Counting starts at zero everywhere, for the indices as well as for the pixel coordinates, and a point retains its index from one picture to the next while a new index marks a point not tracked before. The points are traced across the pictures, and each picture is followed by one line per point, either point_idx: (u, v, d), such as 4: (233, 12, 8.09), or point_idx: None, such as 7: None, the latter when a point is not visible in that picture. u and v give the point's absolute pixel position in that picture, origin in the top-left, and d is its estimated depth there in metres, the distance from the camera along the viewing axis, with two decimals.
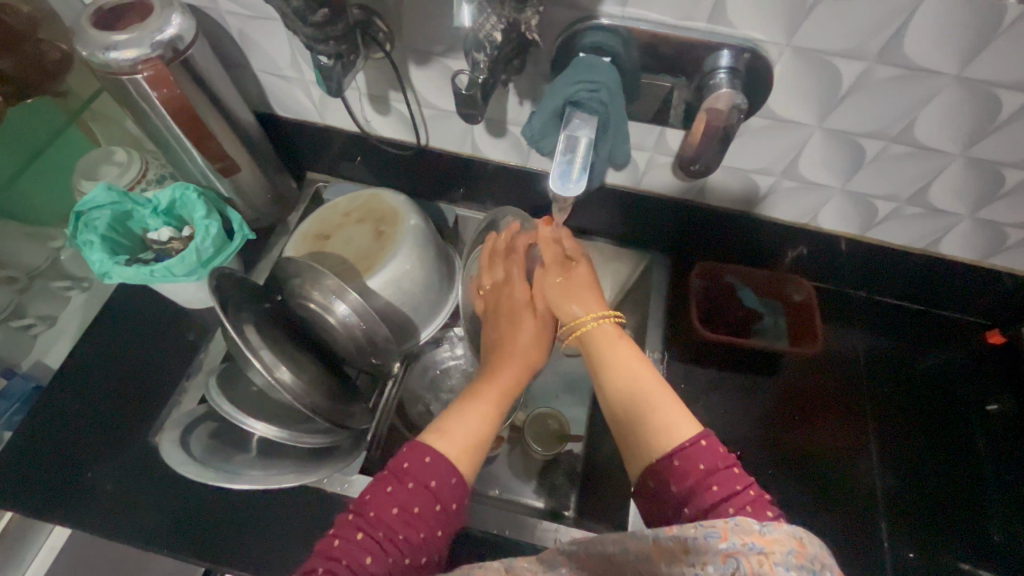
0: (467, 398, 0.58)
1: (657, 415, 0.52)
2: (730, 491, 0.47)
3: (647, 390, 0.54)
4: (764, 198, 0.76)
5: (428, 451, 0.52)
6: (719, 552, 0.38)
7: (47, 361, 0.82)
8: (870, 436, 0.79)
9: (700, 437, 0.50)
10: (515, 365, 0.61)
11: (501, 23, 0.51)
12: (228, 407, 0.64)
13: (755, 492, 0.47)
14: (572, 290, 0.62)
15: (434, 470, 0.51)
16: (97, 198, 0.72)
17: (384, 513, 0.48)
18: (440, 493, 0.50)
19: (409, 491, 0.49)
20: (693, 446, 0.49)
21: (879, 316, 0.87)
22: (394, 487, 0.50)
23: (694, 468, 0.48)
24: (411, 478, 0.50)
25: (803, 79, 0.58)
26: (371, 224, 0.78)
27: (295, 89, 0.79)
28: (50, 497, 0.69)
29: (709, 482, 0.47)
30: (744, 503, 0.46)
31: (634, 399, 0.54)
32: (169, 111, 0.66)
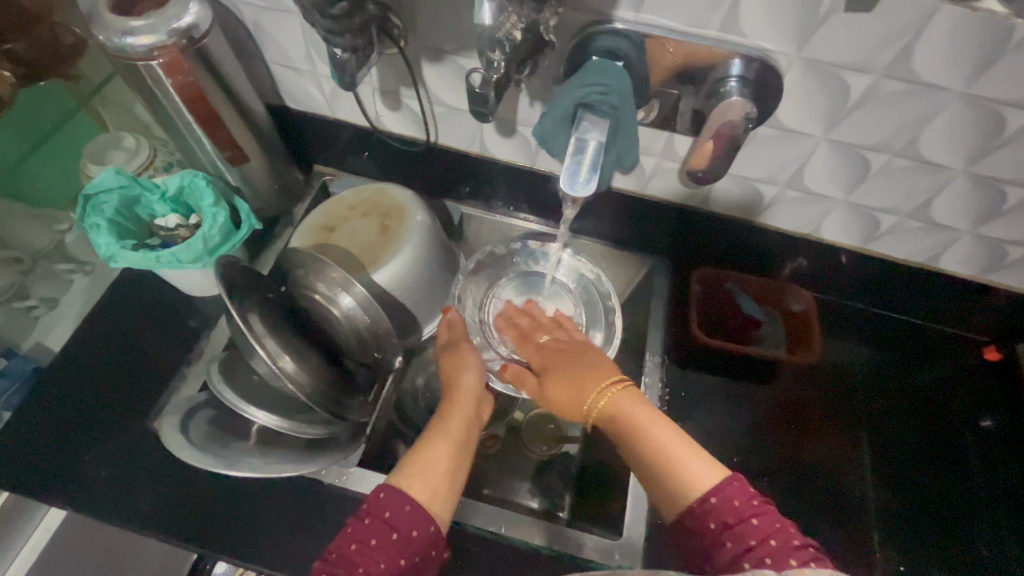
0: (428, 434, 0.61)
1: (683, 474, 0.53)
2: (745, 547, 0.47)
3: (641, 425, 0.57)
4: (768, 207, 0.76)
5: (387, 486, 0.53)
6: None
7: (47, 343, 0.82)
8: (864, 448, 0.79)
9: (710, 495, 0.50)
10: (466, 400, 0.66)
11: (520, 23, 0.51)
12: (230, 396, 0.64)
13: (777, 542, 0.46)
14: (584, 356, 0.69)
15: (389, 501, 0.51)
16: (105, 182, 0.73)
17: (345, 551, 0.48)
18: (395, 521, 0.50)
19: (364, 527, 0.50)
20: (718, 501, 0.49)
21: (877, 328, 0.88)
22: (355, 525, 0.50)
23: (710, 526, 0.49)
24: (367, 513, 0.51)
25: (810, 90, 0.59)
26: (377, 218, 0.79)
27: (307, 82, 0.79)
28: (48, 477, 0.69)
29: (723, 538, 0.48)
30: (762, 557, 0.45)
31: (653, 451, 0.55)
32: (182, 99, 0.66)
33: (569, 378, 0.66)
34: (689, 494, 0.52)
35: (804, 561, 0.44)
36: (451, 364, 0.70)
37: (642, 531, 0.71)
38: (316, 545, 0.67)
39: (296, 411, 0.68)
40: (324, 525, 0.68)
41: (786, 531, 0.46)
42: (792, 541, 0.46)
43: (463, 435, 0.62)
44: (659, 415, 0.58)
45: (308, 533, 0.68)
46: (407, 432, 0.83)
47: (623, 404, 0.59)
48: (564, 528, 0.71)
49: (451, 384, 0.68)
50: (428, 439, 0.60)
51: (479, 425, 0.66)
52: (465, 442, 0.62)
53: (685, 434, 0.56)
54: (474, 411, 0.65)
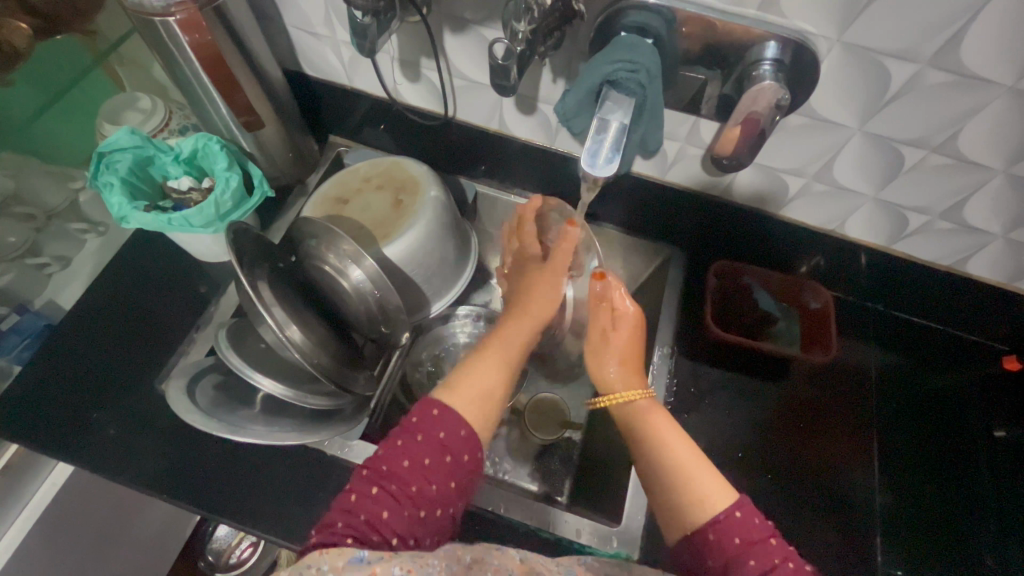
0: (475, 354, 0.61)
1: (696, 494, 0.52)
2: (768, 566, 0.47)
3: (656, 438, 0.57)
4: (791, 200, 0.74)
5: (431, 400, 0.54)
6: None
7: (59, 301, 0.82)
8: (874, 450, 0.78)
9: (734, 509, 0.50)
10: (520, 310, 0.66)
11: None
12: (236, 361, 0.64)
13: (793, 566, 0.47)
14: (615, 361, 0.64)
15: (444, 424, 0.52)
16: (119, 141, 0.72)
17: (397, 467, 0.49)
18: (450, 444, 0.51)
19: (421, 444, 0.51)
20: (735, 521, 0.49)
21: (895, 332, 0.85)
22: (406, 441, 0.51)
23: (733, 541, 0.49)
24: (422, 431, 0.51)
25: (848, 77, 0.56)
26: (391, 192, 0.77)
27: (326, 48, 0.78)
28: (55, 433, 0.70)
29: (745, 555, 0.48)
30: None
31: (664, 463, 0.55)
32: (197, 59, 0.65)
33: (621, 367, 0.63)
34: (690, 518, 0.52)
35: None
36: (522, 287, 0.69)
37: (641, 520, 0.71)
38: (315, 515, 0.67)
39: (302, 381, 0.68)
40: (325, 495, 0.69)
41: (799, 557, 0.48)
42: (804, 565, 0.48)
43: (512, 351, 0.62)
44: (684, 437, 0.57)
45: (308, 502, 0.68)
46: (409, 409, 0.83)
47: (650, 421, 0.59)
48: (567, 514, 0.71)
49: (518, 302, 0.68)
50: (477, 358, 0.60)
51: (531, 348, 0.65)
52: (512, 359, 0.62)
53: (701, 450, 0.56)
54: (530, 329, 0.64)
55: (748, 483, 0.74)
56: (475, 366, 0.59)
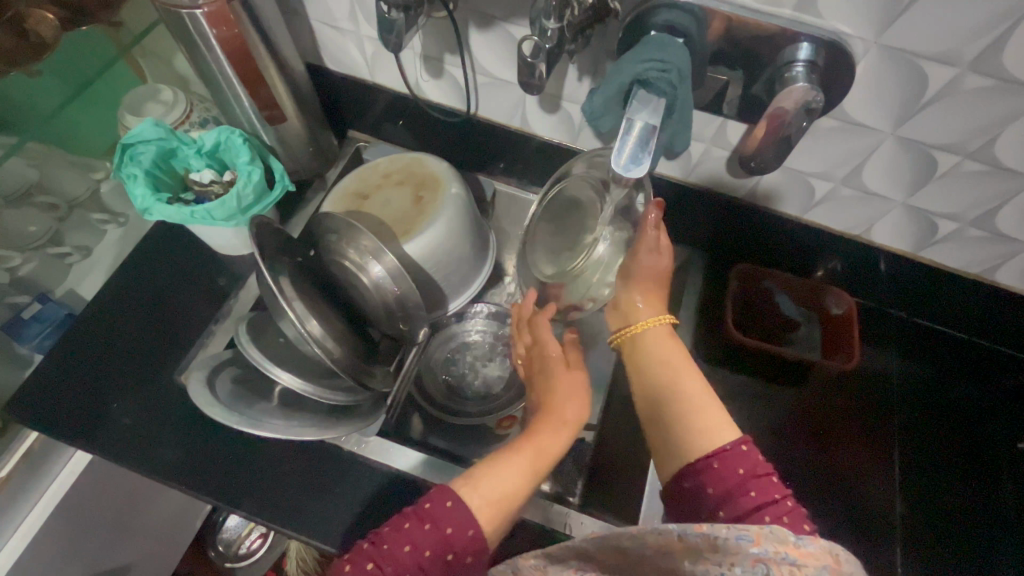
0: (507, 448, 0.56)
1: (697, 423, 0.53)
2: (767, 498, 0.48)
3: (670, 367, 0.57)
4: (817, 204, 0.73)
5: (447, 490, 0.51)
6: (749, 557, 0.37)
7: (79, 291, 0.83)
8: (892, 458, 0.77)
9: (740, 442, 0.51)
10: (559, 419, 0.58)
11: None
12: (256, 354, 0.64)
13: (790, 505, 0.48)
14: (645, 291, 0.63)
15: (456, 517, 0.49)
16: (143, 133, 0.72)
17: (396, 550, 0.48)
18: (456, 542, 0.49)
19: (426, 535, 0.48)
20: (738, 454, 0.50)
21: (918, 340, 0.84)
22: (412, 525, 0.49)
23: (735, 471, 0.50)
24: (430, 519, 0.49)
25: (884, 80, 0.55)
26: (411, 188, 0.77)
27: (348, 43, 0.77)
28: (75, 421, 0.71)
29: (747, 487, 0.49)
30: (779, 514, 0.47)
31: (669, 395, 0.55)
32: (223, 52, 0.65)
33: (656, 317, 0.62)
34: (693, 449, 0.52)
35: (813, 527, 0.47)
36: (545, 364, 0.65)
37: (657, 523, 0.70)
38: (330, 509, 0.67)
39: (319, 376, 0.67)
40: (340, 490, 0.69)
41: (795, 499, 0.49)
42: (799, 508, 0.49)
43: (546, 454, 0.56)
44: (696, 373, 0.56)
45: (324, 496, 0.68)
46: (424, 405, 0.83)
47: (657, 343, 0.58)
48: (584, 516, 0.70)
49: (549, 406, 0.60)
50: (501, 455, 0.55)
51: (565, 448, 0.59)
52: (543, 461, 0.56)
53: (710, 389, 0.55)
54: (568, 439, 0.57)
55: None
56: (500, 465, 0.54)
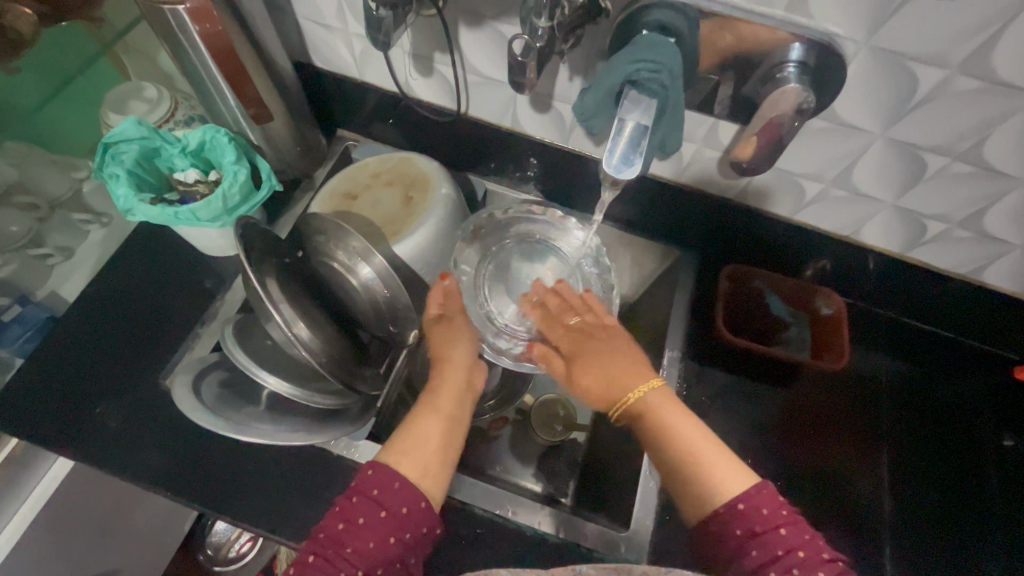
0: (412, 415, 0.61)
1: (709, 477, 0.52)
2: (770, 556, 0.46)
3: (665, 424, 0.57)
4: (808, 204, 0.73)
5: (386, 468, 0.52)
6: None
7: (62, 293, 0.81)
8: (880, 454, 0.78)
9: (738, 501, 0.49)
10: (457, 371, 0.66)
11: None
12: (242, 358, 0.63)
13: (803, 556, 0.45)
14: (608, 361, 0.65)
15: (406, 497, 0.51)
16: (125, 132, 0.70)
17: (350, 547, 0.47)
18: (411, 519, 0.51)
19: (385, 520, 0.50)
20: (743, 509, 0.48)
21: (906, 340, 0.85)
22: (367, 517, 0.49)
23: (735, 532, 0.48)
24: (384, 505, 0.50)
25: (875, 81, 0.55)
26: (401, 188, 0.76)
27: (336, 40, 0.76)
28: (56, 426, 0.69)
29: (749, 546, 0.47)
30: (788, 566, 0.45)
31: (677, 449, 0.55)
32: (207, 49, 0.63)
33: (594, 375, 0.65)
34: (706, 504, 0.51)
35: None
36: (440, 337, 0.70)
37: (650, 525, 0.70)
38: (320, 515, 0.66)
39: (308, 379, 0.67)
40: (330, 495, 0.67)
41: (814, 542, 0.46)
42: (821, 554, 0.45)
43: (451, 408, 0.63)
44: (694, 423, 0.57)
45: (313, 501, 0.67)
46: (414, 407, 0.82)
47: (655, 404, 0.59)
48: (576, 521, 0.69)
49: (440, 363, 0.68)
50: (417, 416, 0.60)
51: (472, 398, 0.67)
52: (454, 415, 0.62)
53: (717, 438, 0.55)
54: (463, 397, 0.65)
55: None
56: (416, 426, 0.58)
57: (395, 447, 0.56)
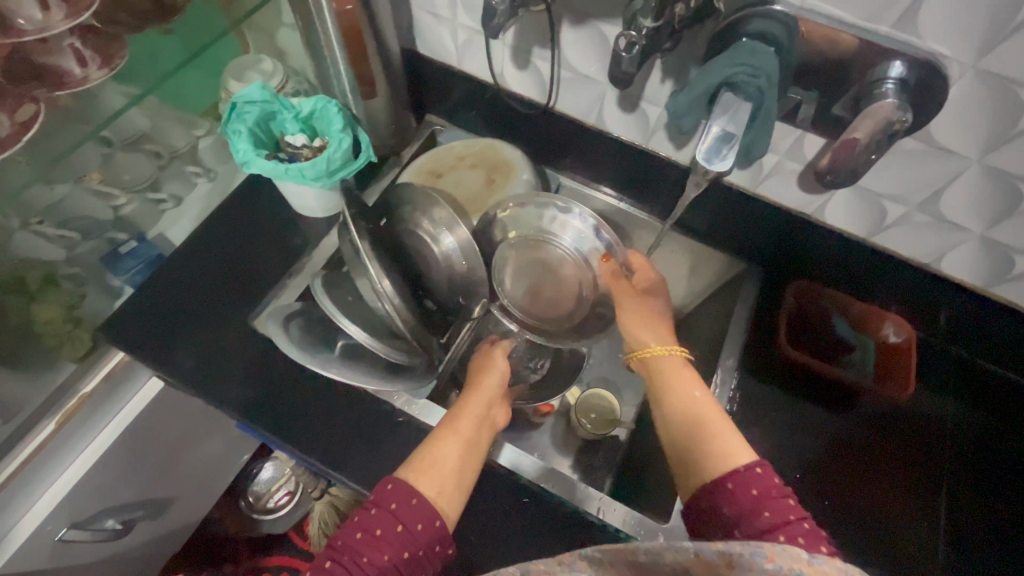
0: (436, 434, 0.64)
1: (720, 441, 0.55)
2: (782, 519, 0.49)
3: (679, 389, 0.61)
4: (889, 227, 0.72)
5: (406, 484, 0.57)
6: (765, 572, 0.35)
7: (168, 237, 0.92)
8: (938, 501, 0.75)
9: (756, 465, 0.53)
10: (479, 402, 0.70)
11: None
12: (328, 304, 0.68)
13: (808, 527, 0.49)
14: (646, 325, 0.69)
15: (421, 515, 0.56)
16: (251, 94, 0.78)
17: (362, 554, 0.53)
18: (424, 534, 0.55)
19: (399, 534, 0.54)
20: (748, 474, 0.52)
21: (978, 383, 0.80)
22: (382, 530, 0.54)
23: (748, 492, 0.51)
24: (400, 520, 0.55)
25: (978, 105, 0.55)
26: (484, 171, 0.82)
27: (443, 30, 0.82)
28: (157, 348, 0.77)
29: (760, 508, 0.50)
30: (796, 535, 0.48)
31: (688, 410, 0.59)
32: (334, 26, 0.70)
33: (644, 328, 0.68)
34: (709, 474, 0.54)
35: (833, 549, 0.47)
36: (478, 366, 0.77)
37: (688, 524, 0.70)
38: (377, 461, 0.71)
39: (385, 335, 0.70)
40: (385, 445, 0.72)
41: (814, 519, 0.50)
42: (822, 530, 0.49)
43: (473, 432, 0.66)
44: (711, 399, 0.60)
45: (371, 449, 0.72)
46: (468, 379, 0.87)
47: (682, 374, 0.63)
48: (617, 504, 0.71)
49: (470, 389, 0.72)
50: (441, 436, 0.63)
51: (493, 430, 0.69)
52: (475, 439, 0.65)
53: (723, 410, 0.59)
54: (486, 428, 0.68)
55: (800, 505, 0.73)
56: (440, 445, 0.62)
57: (417, 463, 0.60)
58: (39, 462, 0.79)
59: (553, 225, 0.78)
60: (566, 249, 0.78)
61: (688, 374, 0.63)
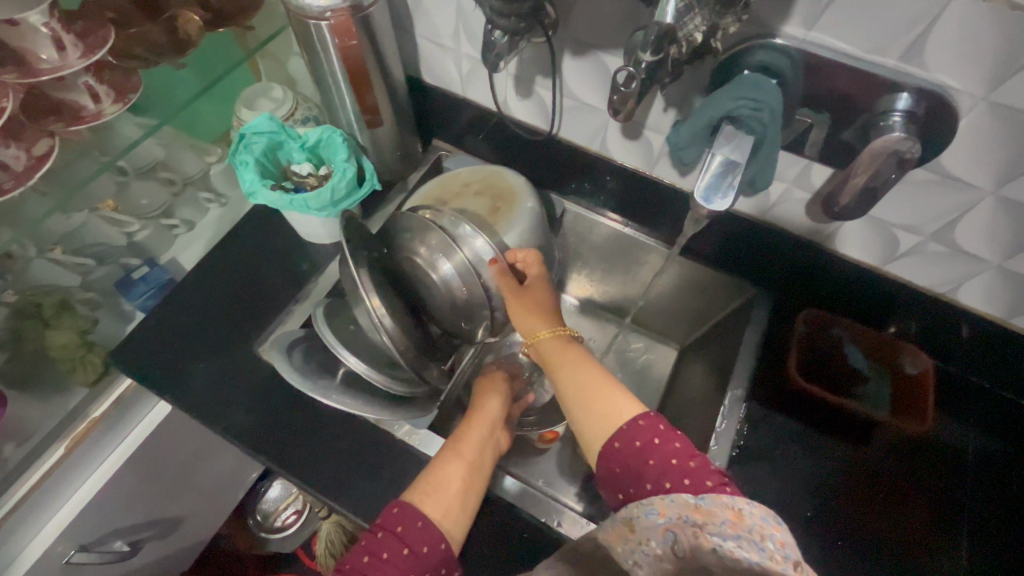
0: (442, 456, 0.66)
1: (609, 405, 0.58)
2: (665, 462, 0.52)
3: (563, 364, 0.65)
4: (901, 256, 0.70)
5: (411, 509, 0.59)
6: (658, 523, 0.47)
7: (180, 261, 0.94)
8: (960, 538, 0.71)
9: (637, 418, 0.56)
10: (483, 422, 0.73)
11: (702, 26, 0.51)
12: (329, 335, 0.69)
13: (695, 464, 0.52)
14: (531, 308, 0.70)
15: (427, 538, 0.58)
16: (259, 125, 0.79)
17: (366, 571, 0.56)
18: (429, 556, 0.58)
19: (406, 556, 0.57)
20: (631, 428, 0.55)
21: (998, 414, 0.77)
22: (388, 552, 0.57)
23: (632, 443, 0.55)
24: (404, 542, 0.57)
25: (993, 137, 0.53)
26: (488, 199, 0.80)
27: (448, 59, 0.83)
28: (166, 374, 0.79)
29: (646, 456, 0.54)
30: (681, 477, 0.51)
31: (575, 387, 0.62)
32: (338, 59, 0.71)
33: (530, 314, 0.70)
34: (599, 441, 0.58)
35: (719, 483, 0.50)
36: (480, 392, 0.80)
37: None
38: (377, 491, 0.71)
39: (384, 364, 0.71)
40: (386, 474, 0.72)
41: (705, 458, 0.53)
42: (710, 466, 0.52)
43: (475, 455, 0.68)
44: (597, 366, 0.64)
45: (373, 479, 0.71)
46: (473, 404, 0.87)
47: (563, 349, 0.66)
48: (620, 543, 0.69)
49: (472, 412, 0.75)
50: (445, 458, 0.66)
51: (496, 451, 0.72)
52: (477, 463, 0.67)
53: (609, 376, 0.62)
54: (489, 446, 0.71)
55: (808, 538, 0.70)
56: (444, 469, 0.64)
57: (423, 486, 0.62)
58: (48, 487, 0.80)
59: (459, 231, 0.73)
60: (463, 259, 0.71)
61: (572, 351, 0.66)
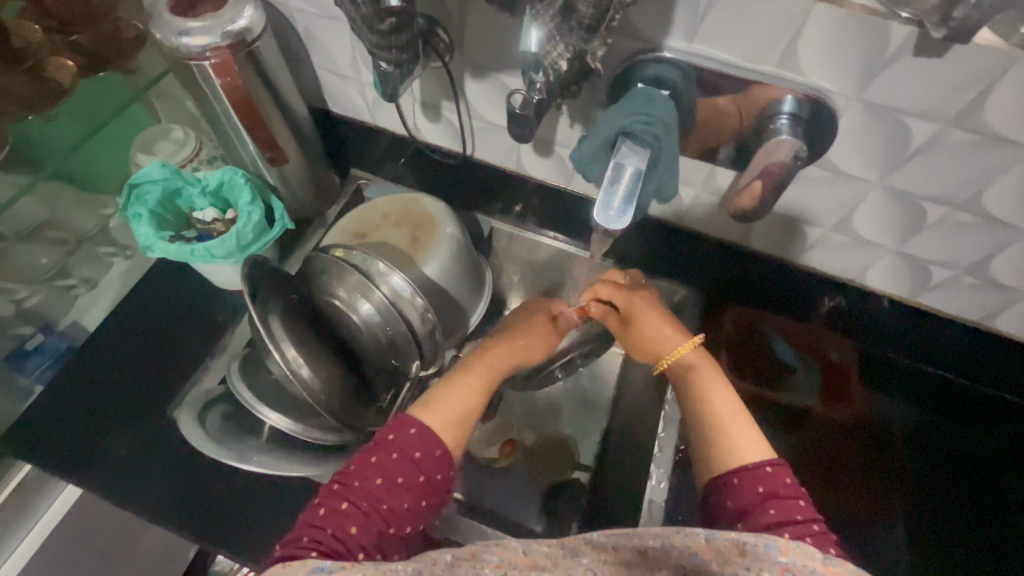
0: (449, 380, 0.64)
1: (734, 444, 0.56)
2: (786, 515, 0.50)
3: (699, 393, 0.62)
4: (811, 248, 0.73)
5: (426, 433, 0.56)
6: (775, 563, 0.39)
7: (83, 322, 0.84)
8: (891, 508, 0.74)
9: (767, 464, 0.54)
10: (504, 349, 0.70)
11: (567, 52, 0.51)
12: (245, 393, 0.66)
13: (816, 527, 0.50)
14: (661, 326, 0.68)
15: (438, 465, 0.56)
16: (150, 174, 0.74)
17: (370, 485, 0.53)
18: (433, 484, 0.55)
19: (421, 482, 0.54)
20: (759, 471, 0.53)
21: (931, 385, 0.78)
22: (403, 476, 0.54)
23: (756, 488, 0.52)
24: (417, 467, 0.55)
25: (870, 133, 0.55)
26: (408, 228, 0.78)
27: (350, 89, 0.81)
28: (70, 454, 0.71)
29: (766, 504, 0.51)
30: (802, 532, 0.49)
31: (711, 422, 0.59)
32: (227, 98, 0.67)
33: (660, 330, 0.68)
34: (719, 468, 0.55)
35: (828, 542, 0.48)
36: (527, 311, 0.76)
37: None
38: None
39: (309, 415, 0.67)
40: None
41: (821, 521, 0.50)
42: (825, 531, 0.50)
43: (482, 380, 0.65)
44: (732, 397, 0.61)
45: None
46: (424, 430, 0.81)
47: (706, 374, 0.63)
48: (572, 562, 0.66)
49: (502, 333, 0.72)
50: (449, 384, 0.63)
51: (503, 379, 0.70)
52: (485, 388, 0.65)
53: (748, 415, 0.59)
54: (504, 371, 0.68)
55: None
56: (451, 391, 0.62)
57: (427, 406, 0.60)
58: None
59: (370, 266, 0.70)
60: (381, 296, 0.69)
61: (715, 376, 0.63)
